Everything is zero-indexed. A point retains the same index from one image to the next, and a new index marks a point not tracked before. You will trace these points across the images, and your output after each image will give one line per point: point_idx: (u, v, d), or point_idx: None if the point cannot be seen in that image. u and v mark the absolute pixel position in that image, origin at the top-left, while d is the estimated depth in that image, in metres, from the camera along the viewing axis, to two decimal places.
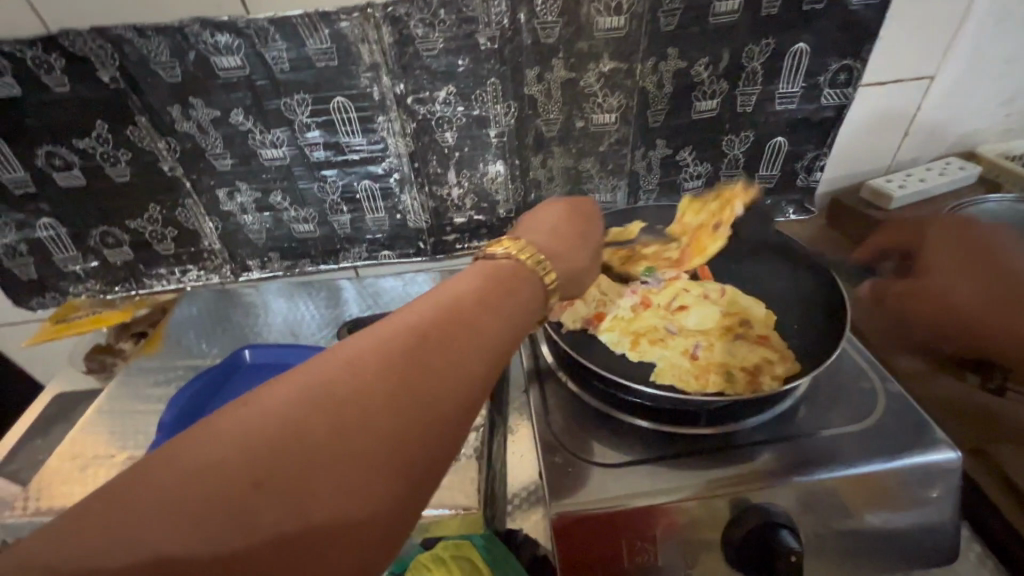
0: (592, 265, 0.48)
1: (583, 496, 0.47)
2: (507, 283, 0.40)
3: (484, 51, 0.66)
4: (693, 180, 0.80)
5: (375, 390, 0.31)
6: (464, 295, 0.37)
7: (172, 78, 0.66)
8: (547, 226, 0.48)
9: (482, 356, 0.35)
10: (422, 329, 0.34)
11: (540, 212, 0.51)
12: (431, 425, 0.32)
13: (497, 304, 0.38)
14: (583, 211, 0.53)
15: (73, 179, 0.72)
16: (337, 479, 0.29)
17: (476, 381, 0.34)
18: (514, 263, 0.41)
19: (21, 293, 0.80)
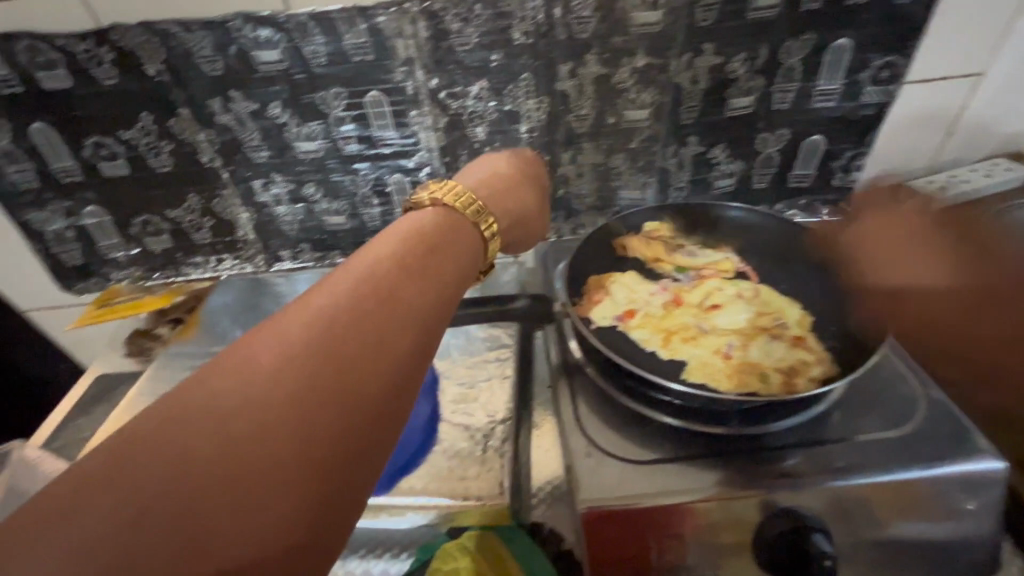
0: (528, 205, 0.55)
1: (610, 491, 0.47)
2: (435, 247, 0.41)
3: (517, 46, 0.66)
4: (724, 178, 0.78)
5: (296, 360, 0.31)
6: (386, 261, 0.37)
7: (214, 71, 0.67)
8: (486, 175, 0.55)
9: (414, 320, 0.35)
10: (342, 302, 0.34)
11: (483, 163, 0.59)
12: (365, 388, 0.32)
13: (423, 267, 0.38)
14: (526, 162, 0.61)
15: (117, 169, 0.75)
16: (271, 455, 0.28)
17: (409, 339, 0.34)
18: (444, 213, 0.45)
19: (66, 278, 0.83)
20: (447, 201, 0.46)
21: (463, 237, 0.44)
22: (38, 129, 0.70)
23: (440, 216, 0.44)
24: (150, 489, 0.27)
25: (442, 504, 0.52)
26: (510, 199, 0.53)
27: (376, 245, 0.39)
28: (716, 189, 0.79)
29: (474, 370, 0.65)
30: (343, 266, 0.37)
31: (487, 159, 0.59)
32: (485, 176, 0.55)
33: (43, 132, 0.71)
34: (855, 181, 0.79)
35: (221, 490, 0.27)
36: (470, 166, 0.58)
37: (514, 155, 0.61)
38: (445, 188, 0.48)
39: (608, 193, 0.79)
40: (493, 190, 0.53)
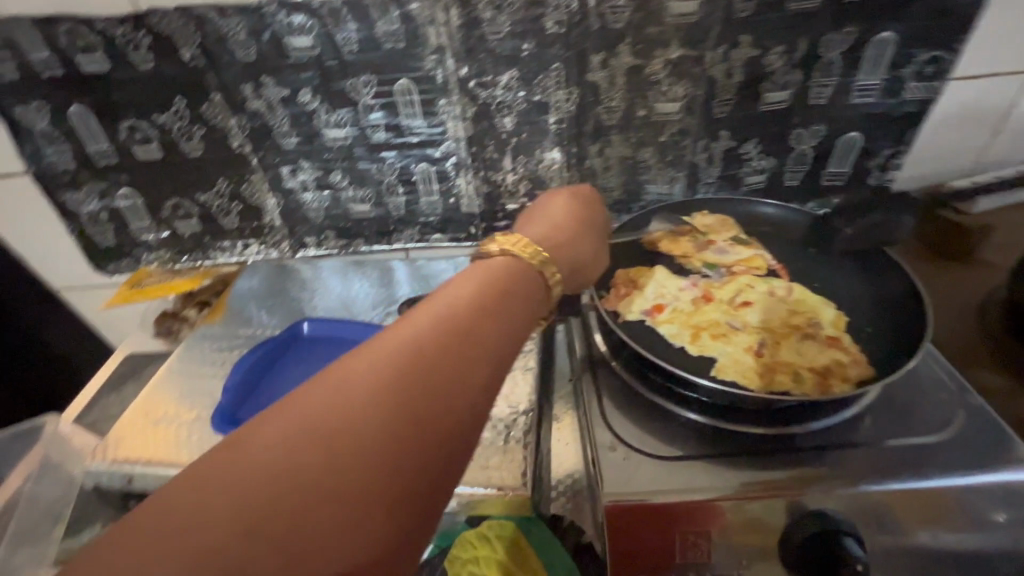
0: (597, 254, 0.52)
1: (634, 484, 0.47)
2: (504, 290, 0.41)
3: (549, 35, 0.65)
4: (755, 175, 0.77)
5: (374, 407, 0.31)
6: (461, 305, 0.37)
7: (247, 57, 0.68)
8: (552, 218, 0.52)
9: (485, 361, 0.36)
10: (423, 339, 0.34)
11: (552, 200, 0.55)
12: (436, 440, 0.32)
13: (494, 314, 0.38)
14: (596, 203, 0.58)
15: (151, 153, 0.76)
16: (345, 499, 0.29)
17: (478, 390, 0.35)
18: (514, 261, 0.43)
19: (99, 259, 0.85)
20: (519, 248, 0.45)
21: (532, 279, 0.43)
22: (75, 111, 0.72)
23: (510, 256, 0.44)
24: (231, 522, 0.27)
25: (463, 493, 0.52)
26: (583, 248, 0.50)
27: (453, 287, 0.39)
28: (746, 185, 0.78)
29: None
30: (419, 308, 0.37)
31: (554, 196, 0.56)
32: (559, 219, 0.52)
33: (81, 114, 0.72)
34: (893, 180, 0.76)
35: (297, 530, 0.28)
36: (534, 206, 0.54)
37: (583, 192, 0.57)
38: (519, 240, 0.45)
39: (635, 187, 0.78)
40: (567, 237, 0.50)
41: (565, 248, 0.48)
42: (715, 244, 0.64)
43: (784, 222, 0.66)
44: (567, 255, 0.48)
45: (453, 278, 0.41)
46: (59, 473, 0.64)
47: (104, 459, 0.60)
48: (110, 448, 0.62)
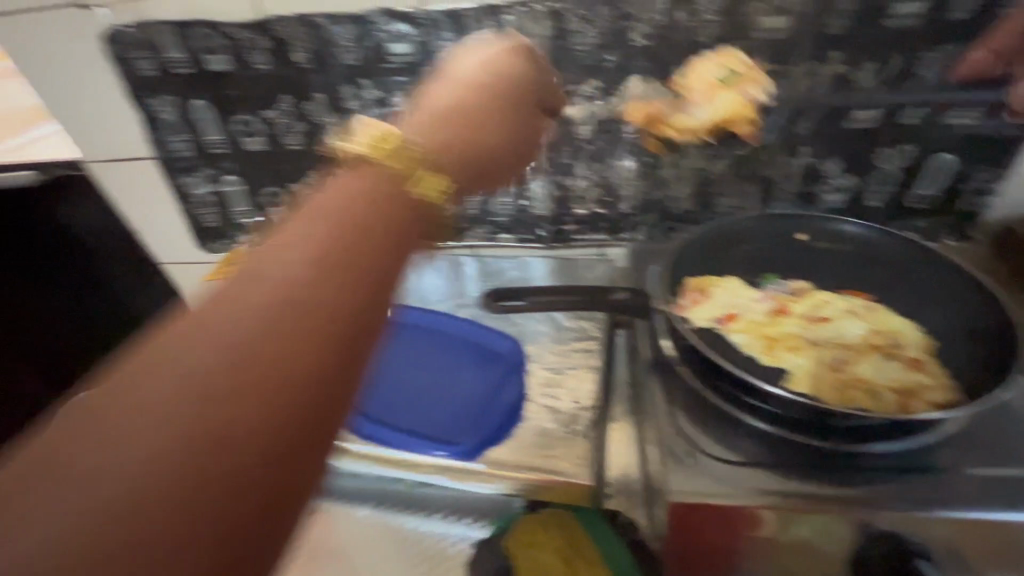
0: (496, 130, 0.47)
1: (698, 484, 0.48)
2: (378, 220, 0.36)
3: (636, 47, 0.67)
4: (834, 194, 0.76)
5: (226, 356, 0.28)
6: (326, 237, 0.33)
7: (351, 61, 0.74)
8: (439, 96, 0.47)
9: (364, 282, 0.33)
10: (281, 272, 0.31)
11: (459, 64, 0.50)
12: (315, 379, 0.29)
13: (370, 245, 0.35)
14: (516, 64, 0.52)
15: (258, 145, 0.85)
16: (215, 454, 0.26)
17: (356, 327, 0.32)
18: (392, 174, 0.39)
19: (204, 238, 0.95)
20: (379, 142, 0.40)
21: (403, 183, 0.39)
22: (198, 105, 0.81)
23: (385, 174, 0.39)
24: (102, 492, 0.24)
25: (528, 475, 0.55)
26: (487, 128, 0.47)
27: (315, 206, 0.35)
28: (823, 203, 0.77)
29: (562, 357, 0.66)
30: (276, 247, 0.33)
31: (460, 60, 0.50)
32: (450, 93, 0.47)
33: (201, 108, 0.81)
34: (989, 207, 0.74)
35: (184, 482, 0.25)
36: (421, 86, 0.49)
37: (502, 54, 0.51)
38: (389, 134, 0.41)
39: (707, 199, 0.79)
40: (466, 113, 0.46)
41: (462, 134, 0.45)
42: (688, 98, 0.65)
43: (872, 240, 0.63)
44: (462, 140, 0.45)
45: (318, 197, 0.36)
46: None
47: None
48: None
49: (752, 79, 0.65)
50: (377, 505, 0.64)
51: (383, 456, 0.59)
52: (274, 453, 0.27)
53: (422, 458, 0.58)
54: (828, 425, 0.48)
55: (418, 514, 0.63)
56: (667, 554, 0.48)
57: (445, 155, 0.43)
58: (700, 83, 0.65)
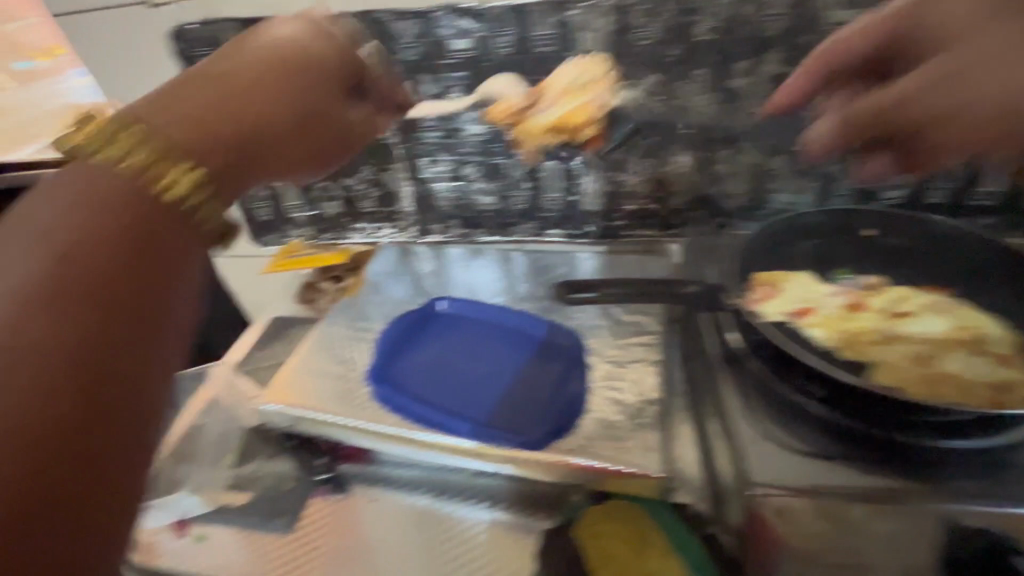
0: (281, 103, 0.47)
1: (779, 473, 0.48)
2: (113, 196, 0.38)
3: (699, 41, 0.67)
4: (893, 190, 0.75)
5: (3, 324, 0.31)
6: (67, 220, 0.35)
7: (411, 56, 0.75)
8: (223, 66, 0.46)
9: (115, 266, 0.35)
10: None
11: (273, 36, 0.50)
12: (98, 348, 0.33)
13: (109, 221, 0.37)
14: (315, 39, 0.52)
15: None
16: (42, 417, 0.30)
17: (99, 296, 0.34)
18: (126, 168, 0.39)
19: (257, 230, 0.97)
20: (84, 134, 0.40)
21: (116, 168, 0.39)
22: None
23: (115, 173, 0.39)
24: None
25: (595, 467, 0.55)
26: (287, 131, 0.48)
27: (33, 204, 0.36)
28: (881, 200, 0.76)
29: (622, 351, 0.67)
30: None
31: (267, 31, 0.50)
32: (231, 64, 0.46)
33: None
34: None
35: None
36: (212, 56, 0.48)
37: (306, 28, 0.52)
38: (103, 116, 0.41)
39: (761, 195, 0.79)
40: (237, 82, 0.45)
41: (240, 112, 0.45)
42: (541, 100, 0.72)
43: (945, 236, 0.62)
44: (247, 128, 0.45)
45: (37, 197, 0.36)
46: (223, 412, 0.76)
47: (278, 402, 0.66)
48: (282, 391, 0.67)
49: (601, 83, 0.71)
50: (440, 494, 0.66)
51: (451, 444, 0.60)
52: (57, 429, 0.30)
53: (490, 448, 0.59)
54: (913, 417, 0.48)
55: (482, 504, 0.65)
56: (751, 548, 0.48)
57: (217, 145, 0.43)
58: (570, 87, 0.71)
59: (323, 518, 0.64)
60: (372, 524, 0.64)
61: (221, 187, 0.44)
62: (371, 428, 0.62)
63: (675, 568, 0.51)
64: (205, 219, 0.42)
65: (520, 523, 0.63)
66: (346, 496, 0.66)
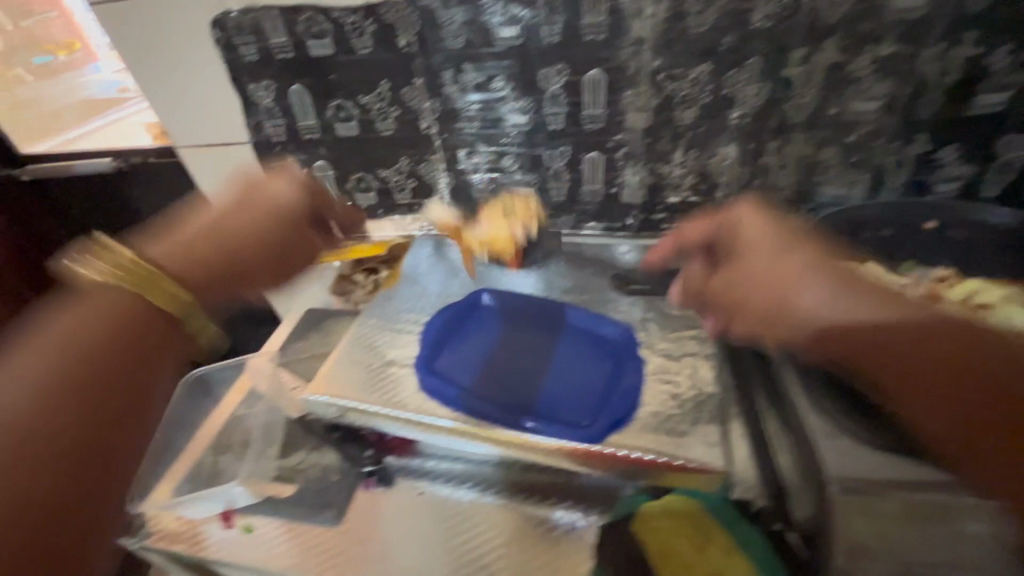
0: (258, 255, 0.55)
1: (865, 469, 0.46)
2: (102, 309, 0.45)
3: (755, 28, 0.66)
4: (948, 183, 0.73)
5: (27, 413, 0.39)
6: (72, 335, 0.43)
7: (455, 45, 0.74)
8: (213, 227, 0.54)
9: (111, 373, 0.43)
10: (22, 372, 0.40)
11: (265, 191, 0.62)
12: (92, 432, 0.41)
13: (93, 334, 0.43)
14: (295, 190, 0.64)
15: (350, 130, 0.85)
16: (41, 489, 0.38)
17: (87, 394, 0.42)
18: (129, 293, 0.46)
19: None
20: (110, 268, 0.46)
21: (123, 293, 0.46)
22: (296, 90, 0.82)
23: (115, 296, 0.45)
24: None
25: (657, 464, 0.54)
26: (264, 257, 0.55)
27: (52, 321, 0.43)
28: (935, 193, 0.74)
29: (673, 344, 0.65)
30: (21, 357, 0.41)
31: (262, 186, 0.62)
32: (229, 217, 0.56)
33: (299, 93, 0.82)
34: None
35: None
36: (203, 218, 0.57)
37: (286, 182, 0.64)
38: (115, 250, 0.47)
39: (809, 188, 0.77)
40: (230, 242, 0.54)
41: (241, 253, 0.54)
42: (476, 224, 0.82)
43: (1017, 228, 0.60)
44: (229, 260, 0.52)
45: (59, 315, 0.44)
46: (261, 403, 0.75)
47: (324, 393, 0.65)
48: (327, 383, 0.66)
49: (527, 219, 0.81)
50: (487, 488, 0.65)
51: (505, 437, 0.59)
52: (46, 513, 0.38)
53: (545, 442, 0.58)
54: None
55: (531, 499, 0.64)
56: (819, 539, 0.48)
57: (210, 273, 0.50)
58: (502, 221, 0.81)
59: (366, 511, 0.64)
60: (410, 520, 0.63)
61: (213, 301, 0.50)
62: (422, 419, 0.62)
63: (739, 565, 0.51)
64: (197, 333, 0.48)
65: (570, 520, 0.61)
66: (392, 488, 0.65)
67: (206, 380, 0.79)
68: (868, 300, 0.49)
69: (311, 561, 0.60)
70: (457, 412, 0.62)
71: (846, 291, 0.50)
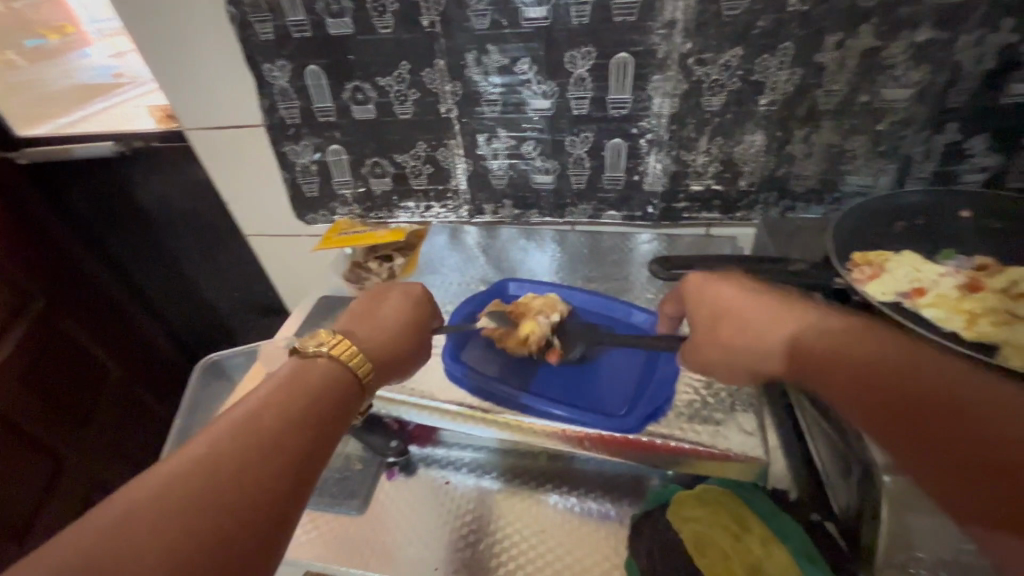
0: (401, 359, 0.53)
1: None
2: (330, 401, 0.43)
3: (790, 12, 0.65)
4: (974, 173, 0.73)
5: (223, 468, 0.36)
6: (283, 392, 0.41)
7: (480, 26, 0.72)
8: (377, 323, 0.54)
9: (322, 421, 0.41)
10: (266, 407, 0.40)
11: (385, 304, 0.57)
12: (299, 479, 0.38)
13: (320, 417, 0.41)
14: (424, 297, 0.59)
15: (366, 113, 0.83)
16: (209, 510, 0.34)
17: (296, 470, 0.38)
18: (348, 376, 0.45)
19: (302, 208, 0.94)
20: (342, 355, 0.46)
21: (345, 378, 0.45)
22: (313, 71, 0.80)
23: (344, 366, 0.45)
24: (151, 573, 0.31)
25: (687, 450, 0.54)
26: (405, 350, 0.53)
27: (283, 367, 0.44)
28: (961, 183, 0.74)
29: None
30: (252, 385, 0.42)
31: (387, 298, 0.57)
32: (386, 308, 0.56)
33: (316, 74, 0.80)
34: None
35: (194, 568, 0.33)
36: (369, 306, 0.56)
37: (411, 288, 0.59)
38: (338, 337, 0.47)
39: (834, 177, 0.76)
40: (386, 342, 0.52)
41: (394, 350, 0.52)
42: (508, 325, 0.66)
43: None
44: (379, 351, 0.50)
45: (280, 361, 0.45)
46: None
47: None
48: None
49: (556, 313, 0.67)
50: (512, 479, 0.64)
51: (535, 424, 0.57)
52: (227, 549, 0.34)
53: (575, 429, 0.57)
54: None
55: (557, 489, 0.62)
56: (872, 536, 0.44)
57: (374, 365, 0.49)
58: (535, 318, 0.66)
59: (388, 502, 0.62)
60: (436, 510, 0.62)
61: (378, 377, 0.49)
62: (446, 407, 0.60)
63: (777, 556, 0.48)
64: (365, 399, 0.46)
65: (599, 511, 0.60)
66: (415, 478, 0.64)
67: (224, 366, 0.80)
68: (824, 328, 0.46)
69: (333, 553, 0.59)
70: (485, 401, 0.60)
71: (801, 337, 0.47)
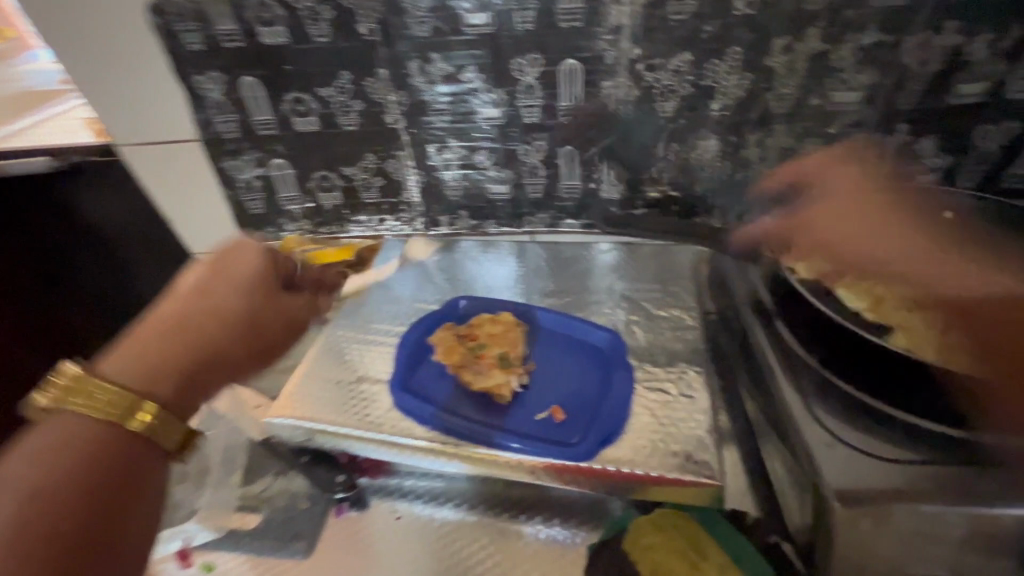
0: (203, 370, 0.46)
1: (848, 478, 0.47)
2: (101, 440, 0.40)
3: (736, 16, 0.63)
4: (926, 174, 0.72)
5: (37, 494, 0.36)
6: (77, 410, 0.40)
7: (421, 32, 0.69)
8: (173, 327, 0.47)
9: (134, 401, 0.41)
10: (65, 422, 0.39)
11: (195, 290, 0.50)
12: (127, 455, 0.40)
13: (73, 478, 0.37)
14: (249, 261, 0.54)
15: (309, 125, 0.79)
16: (41, 508, 0.35)
17: (123, 446, 0.40)
18: (109, 429, 0.40)
19: (249, 225, 0.90)
20: (102, 406, 0.40)
21: (104, 431, 0.40)
22: (248, 83, 0.75)
23: (135, 380, 0.43)
24: None
25: (641, 476, 0.53)
26: (234, 343, 0.48)
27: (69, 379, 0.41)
28: None
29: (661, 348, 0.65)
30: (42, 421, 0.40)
31: (202, 283, 0.51)
32: (198, 304, 0.49)
33: (252, 86, 0.76)
34: None
35: (48, 557, 0.34)
36: (177, 300, 0.49)
37: (231, 258, 0.54)
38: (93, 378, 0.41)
39: None
40: (189, 353, 0.46)
41: (203, 359, 0.46)
42: (471, 344, 0.65)
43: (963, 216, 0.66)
44: (175, 363, 0.45)
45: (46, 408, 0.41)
46: (220, 425, 0.68)
47: (290, 415, 0.60)
48: (294, 404, 0.62)
49: (512, 322, 0.68)
50: (473, 505, 0.61)
51: (490, 456, 0.55)
52: (72, 530, 0.36)
53: (530, 458, 0.55)
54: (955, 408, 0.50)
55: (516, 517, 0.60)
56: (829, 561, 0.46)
57: (163, 383, 0.44)
58: (495, 329, 0.67)
59: (340, 541, 0.59)
60: (392, 544, 0.59)
61: (186, 390, 0.45)
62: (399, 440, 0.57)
63: None
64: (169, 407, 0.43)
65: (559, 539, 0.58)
66: (368, 512, 0.61)
67: None
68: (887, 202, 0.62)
69: None
70: (434, 431, 0.58)
71: (838, 189, 0.63)
